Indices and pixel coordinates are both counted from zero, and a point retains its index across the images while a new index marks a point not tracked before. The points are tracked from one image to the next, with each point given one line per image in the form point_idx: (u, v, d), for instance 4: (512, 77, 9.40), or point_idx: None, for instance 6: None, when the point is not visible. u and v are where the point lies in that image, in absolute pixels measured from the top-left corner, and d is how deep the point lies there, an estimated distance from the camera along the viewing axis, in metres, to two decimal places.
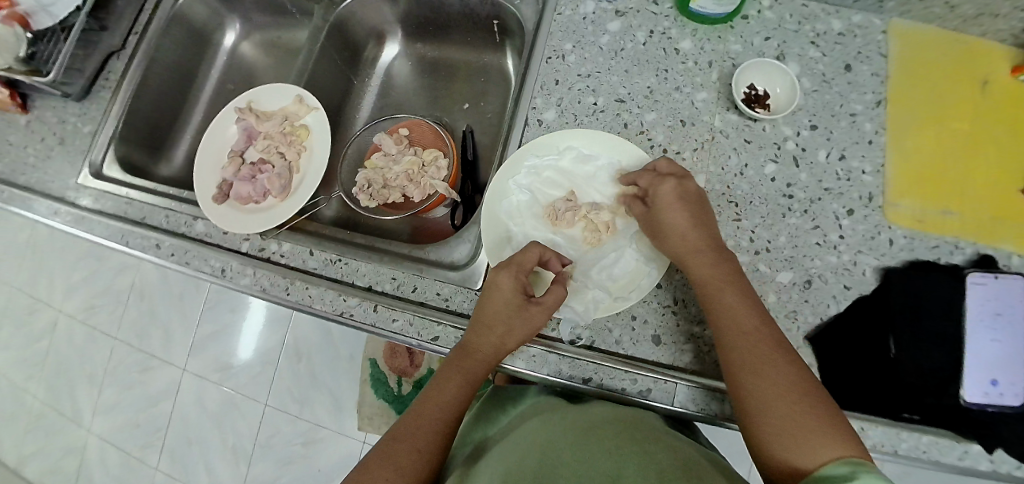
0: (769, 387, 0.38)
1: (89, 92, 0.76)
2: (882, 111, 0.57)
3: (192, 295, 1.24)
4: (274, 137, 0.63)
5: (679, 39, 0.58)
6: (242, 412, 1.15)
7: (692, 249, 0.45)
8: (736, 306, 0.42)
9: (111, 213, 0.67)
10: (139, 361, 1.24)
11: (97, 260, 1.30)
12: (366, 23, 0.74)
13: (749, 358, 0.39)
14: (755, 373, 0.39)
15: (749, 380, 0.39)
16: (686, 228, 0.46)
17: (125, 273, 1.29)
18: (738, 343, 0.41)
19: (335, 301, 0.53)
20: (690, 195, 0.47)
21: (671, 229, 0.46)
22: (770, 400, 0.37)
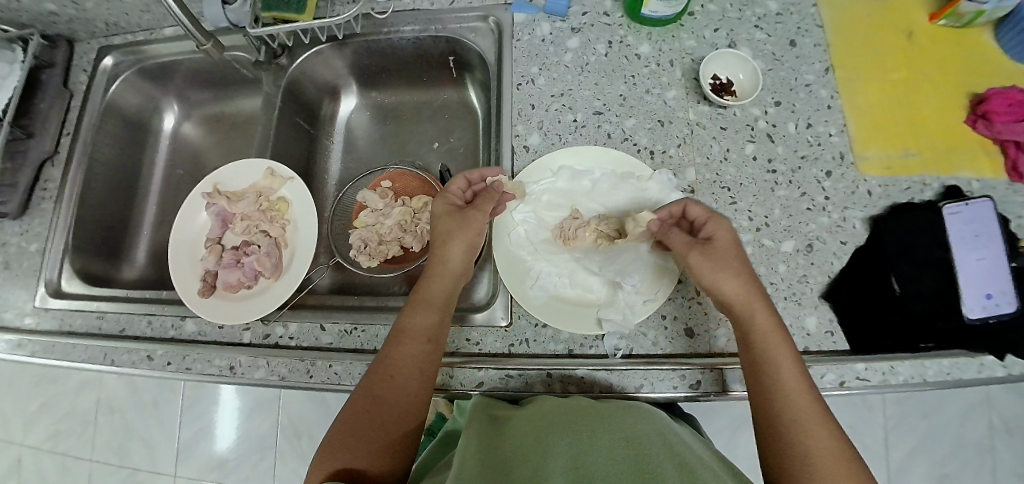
0: (819, 450, 0.38)
1: (27, 207, 0.69)
2: (832, 76, 0.62)
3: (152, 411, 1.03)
4: (252, 216, 0.60)
5: (638, 45, 0.60)
6: None
7: (750, 305, 0.44)
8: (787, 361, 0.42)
9: (84, 334, 0.61)
10: None
11: (24, 383, 1.06)
12: (318, 80, 0.69)
13: (801, 417, 0.39)
14: (809, 433, 0.39)
15: (800, 439, 0.39)
16: (739, 283, 0.44)
17: (63, 394, 1.05)
18: (789, 402, 0.40)
19: (364, 373, 0.50)
20: (738, 249, 0.47)
21: (727, 279, 0.44)
22: (814, 466, 0.38)
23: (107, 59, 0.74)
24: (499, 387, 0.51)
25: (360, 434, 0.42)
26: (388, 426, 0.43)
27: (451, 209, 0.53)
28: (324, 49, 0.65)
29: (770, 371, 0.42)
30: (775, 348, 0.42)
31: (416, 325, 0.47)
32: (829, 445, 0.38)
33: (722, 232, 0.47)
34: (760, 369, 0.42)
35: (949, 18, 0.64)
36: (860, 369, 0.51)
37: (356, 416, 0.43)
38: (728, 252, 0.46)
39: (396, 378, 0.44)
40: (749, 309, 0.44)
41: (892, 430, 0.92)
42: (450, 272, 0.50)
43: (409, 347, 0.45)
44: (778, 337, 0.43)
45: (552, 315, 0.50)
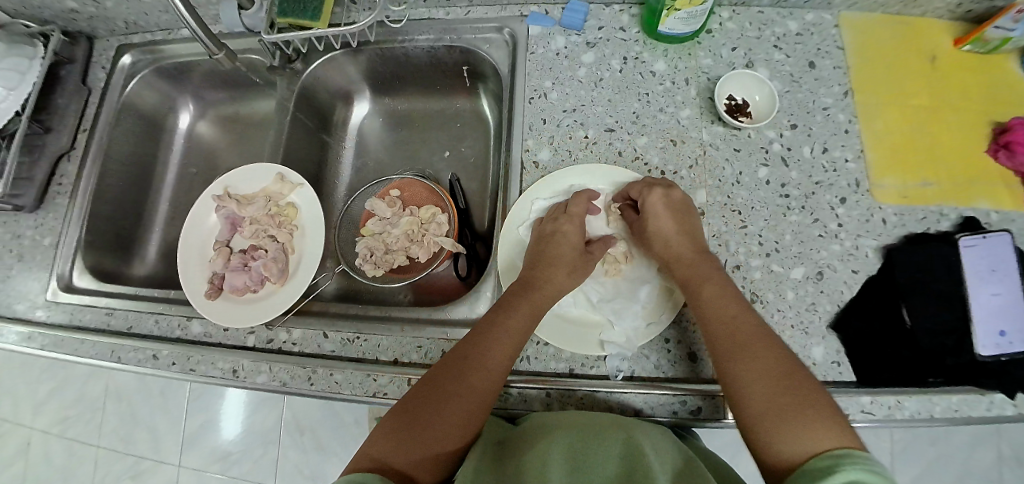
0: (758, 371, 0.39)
1: (42, 201, 0.70)
2: (850, 100, 0.61)
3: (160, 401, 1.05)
4: (260, 220, 0.60)
5: (653, 62, 0.59)
6: None
7: (674, 249, 0.49)
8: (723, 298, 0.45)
9: (93, 330, 0.62)
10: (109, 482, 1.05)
11: (35, 369, 1.08)
12: (331, 85, 0.70)
13: (741, 344, 0.41)
14: (749, 361, 0.40)
15: (742, 367, 0.40)
16: (674, 223, 0.49)
17: (74, 381, 1.07)
18: (729, 333, 0.42)
19: (364, 383, 0.50)
20: (680, 199, 0.51)
21: (662, 224, 0.49)
22: (761, 390, 0.38)
23: (125, 57, 0.75)
24: (499, 404, 0.50)
25: (423, 412, 0.41)
26: (453, 415, 0.41)
27: (578, 240, 0.51)
28: (338, 56, 0.65)
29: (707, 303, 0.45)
30: (707, 283, 0.46)
31: (518, 315, 0.46)
32: (775, 373, 0.38)
33: (660, 185, 0.51)
34: (702, 303, 0.45)
35: (974, 44, 0.63)
36: (867, 402, 0.50)
37: (426, 391, 0.42)
38: (664, 211, 0.50)
39: (480, 364, 0.43)
40: (677, 262, 0.49)
41: (898, 456, 0.90)
42: (557, 281, 0.49)
43: (499, 335, 0.44)
44: (712, 274, 0.46)
45: (554, 334, 0.50)
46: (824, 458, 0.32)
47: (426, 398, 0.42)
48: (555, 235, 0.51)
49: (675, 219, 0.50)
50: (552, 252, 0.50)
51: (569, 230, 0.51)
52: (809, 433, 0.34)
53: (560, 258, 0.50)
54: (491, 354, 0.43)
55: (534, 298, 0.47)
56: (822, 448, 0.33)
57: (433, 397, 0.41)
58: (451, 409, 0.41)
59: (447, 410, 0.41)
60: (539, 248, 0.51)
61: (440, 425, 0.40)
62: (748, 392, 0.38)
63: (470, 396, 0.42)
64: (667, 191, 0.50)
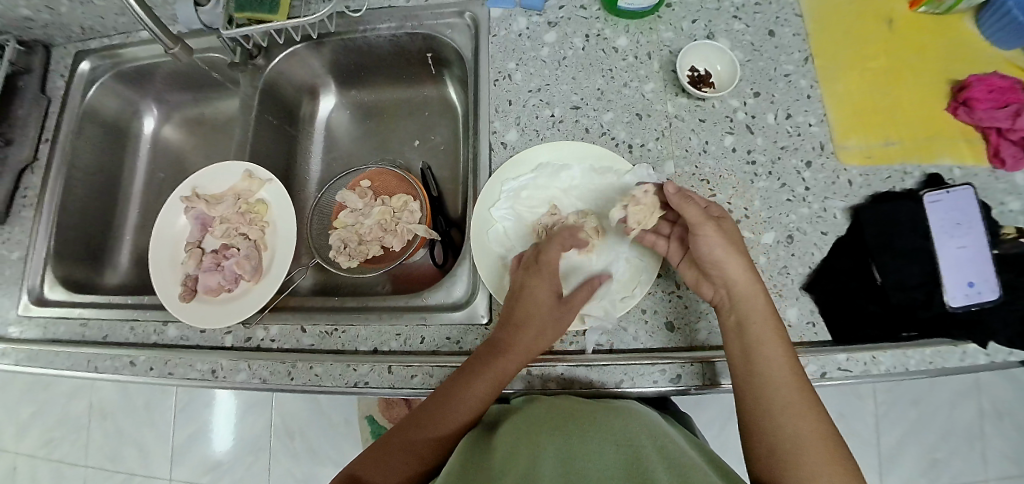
0: (807, 431, 0.39)
1: (8, 215, 0.69)
2: (811, 66, 0.62)
3: (146, 417, 1.03)
4: (230, 219, 0.59)
5: (615, 38, 0.60)
6: None
7: (753, 290, 0.45)
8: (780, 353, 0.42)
9: (67, 341, 0.61)
10: None
11: (15, 392, 1.06)
12: (296, 80, 0.69)
13: (792, 402, 0.40)
14: (802, 419, 0.40)
15: (783, 426, 0.40)
16: (743, 267, 0.45)
17: (57, 402, 1.05)
18: (780, 393, 0.41)
19: (344, 373, 0.50)
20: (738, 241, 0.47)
21: (732, 262, 0.45)
22: (805, 452, 0.39)
23: (84, 64, 0.73)
24: None
25: (402, 446, 0.44)
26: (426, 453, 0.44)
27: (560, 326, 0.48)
28: (300, 49, 0.65)
29: (764, 353, 0.42)
30: (770, 336, 0.43)
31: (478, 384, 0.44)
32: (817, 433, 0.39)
33: (725, 223, 0.48)
34: (754, 353, 0.43)
35: (929, 5, 0.64)
36: (842, 360, 0.51)
37: (410, 427, 0.45)
38: (732, 234, 0.47)
39: (447, 422, 0.44)
40: (744, 297, 0.45)
41: (881, 417, 0.92)
42: (519, 344, 0.46)
43: (464, 395, 0.44)
44: (773, 330, 0.44)
45: None
46: None
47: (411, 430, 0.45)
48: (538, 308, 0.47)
49: (740, 250, 0.46)
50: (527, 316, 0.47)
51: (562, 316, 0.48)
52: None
53: (522, 320, 0.46)
54: (460, 409, 0.44)
55: (502, 355, 0.45)
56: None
57: (413, 437, 0.44)
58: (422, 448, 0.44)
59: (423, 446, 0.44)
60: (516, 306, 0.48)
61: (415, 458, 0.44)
62: (788, 451, 0.39)
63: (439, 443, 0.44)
64: (733, 228, 0.48)
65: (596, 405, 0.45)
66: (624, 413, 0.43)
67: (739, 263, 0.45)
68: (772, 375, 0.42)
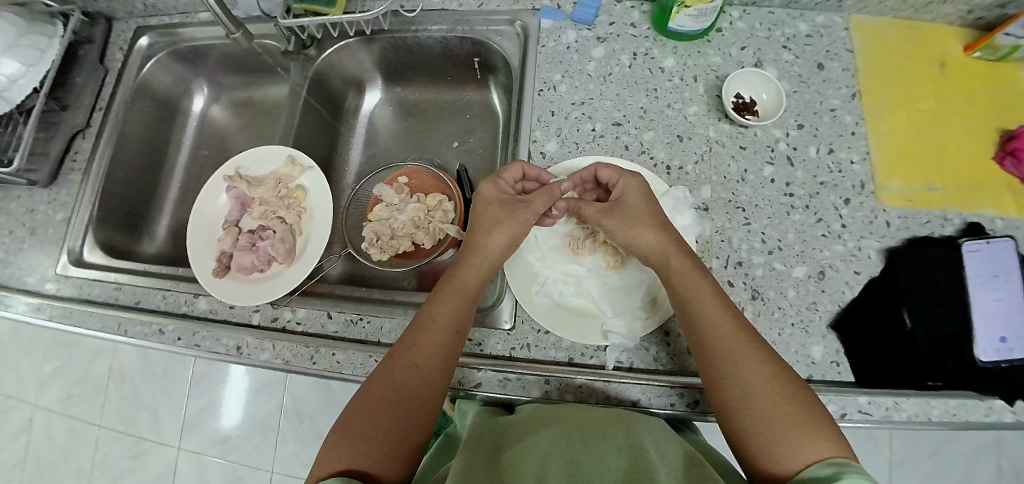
0: (752, 381, 0.39)
1: (57, 177, 0.72)
2: (858, 102, 0.62)
3: (162, 384, 1.05)
4: (270, 202, 0.61)
5: (662, 58, 0.60)
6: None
7: (665, 252, 0.47)
8: (709, 302, 0.43)
9: (101, 304, 0.63)
10: (108, 466, 1.06)
11: (40, 347, 1.09)
12: (344, 72, 0.70)
13: (733, 352, 0.40)
14: (745, 367, 0.40)
15: (728, 379, 0.40)
16: (654, 233, 0.47)
17: (81, 360, 1.08)
18: (720, 342, 0.41)
19: (366, 364, 0.51)
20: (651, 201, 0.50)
21: (641, 233, 0.48)
22: (755, 399, 0.38)
23: (142, 39, 0.76)
24: (497, 388, 0.50)
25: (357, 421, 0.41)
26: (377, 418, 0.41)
27: (513, 223, 0.50)
28: (352, 43, 0.66)
29: (693, 307, 0.43)
30: (699, 288, 0.44)
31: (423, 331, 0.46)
32: (766, 378, 0.39)
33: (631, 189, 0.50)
34: (687, 307, 0.44)
35: (984, 50, 0.63)
36: (864, 402, 0.50)
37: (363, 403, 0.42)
38: (639, 206, 0.49)
39: (395, 374, 0.43)
40: (665, 258, 0.47)
41: (896, 466, 0.90)
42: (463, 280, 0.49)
43: (422, 346, 0.45)
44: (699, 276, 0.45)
45: (552, 319, 0.51)
46: (824, 469, 0.33)
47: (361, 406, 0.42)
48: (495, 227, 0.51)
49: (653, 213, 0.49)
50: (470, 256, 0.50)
51: (523, 216, 0.51)
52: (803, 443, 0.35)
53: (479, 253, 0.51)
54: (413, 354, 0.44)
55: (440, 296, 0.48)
56: (816, 461, 0.34)
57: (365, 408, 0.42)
58: (392, 422, 0.41)
59: (374, 415, 0.41)
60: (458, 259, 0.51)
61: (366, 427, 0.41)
62: (743, 410, 0.38)
63: (406, 406, 0.42)
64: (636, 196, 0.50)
65: (606, 415, 0.44)
66: (634, 425, 0.43)
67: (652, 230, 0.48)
68: (702, 323, 0.43)
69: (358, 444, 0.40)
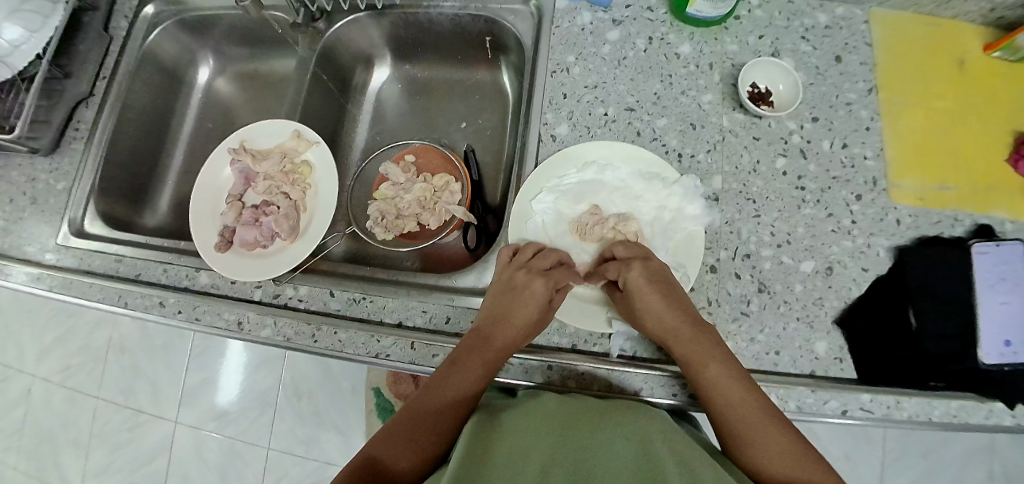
0: (782, 462, 0.38)
1: (59, 146, 0.71)
2: (875, 97, 0.61)
3: (163, 356, 1.06)
4: (274, 176, 0.60)
5: (678, 44, 0.59)
6: (236, 470, 1.01)
7: (672, 333, 0.45)
8: (723, 382, 0.42)
9: (102, 274, 0.63)
10: (105, 437, 1.06)
11: (42, 316, 1.11)
12: (353, 48, 0.69)
13: (755, 434, 0.40)
14: (764, 450, 0.39)
15: (755, 461, 0.39)
16: (665, 309, 0.46)
17: (83, 329, 1.09)
18: (739, 429, 0.41)
19: (368, 342, 0.51)
20: (658, 273, 0.48)
21: (648, 315, 0.46)
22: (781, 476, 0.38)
23: (148, 7, 0.74)
24: (500, 372, 0.50)
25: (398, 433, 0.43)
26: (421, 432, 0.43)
27: (542, 299, 0.48)
28: (363, 18, 0.65)
29: (708, 392, 0.43)
30: (706, 371, 0.43)
31: (471, 365, 0.46)
32: (790, 457, 0.38)
33: (635, 269, 0.48)
34: (705, 396, 0.43)
35: (1005, 50, 0.61)
36: (866, 400, 0.50)
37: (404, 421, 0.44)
38: (651, 290, 0.46)
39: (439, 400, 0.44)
40: (670, 343, 0.46)
41: (887, 464, 0.91)
42: (510, 334, 0.47)
43: (451, 393, 0.45)
44: (716, 353, 0.44)
45: (557, 304, 0.50)
46: None
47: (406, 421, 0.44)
48: (522, 302, 0.48)
49: (662, 292, 0.47)
50: (499, 334, 0.47)
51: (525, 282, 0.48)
52: None
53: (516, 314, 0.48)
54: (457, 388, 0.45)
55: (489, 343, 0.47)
56: None
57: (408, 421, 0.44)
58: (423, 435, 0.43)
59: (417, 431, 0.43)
60: (484, 331, 0.47)
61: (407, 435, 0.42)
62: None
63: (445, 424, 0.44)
64: (639, 273, 0.47)
65: (604, 402, 0.43)
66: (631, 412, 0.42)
67: (655, 311, 0.46)
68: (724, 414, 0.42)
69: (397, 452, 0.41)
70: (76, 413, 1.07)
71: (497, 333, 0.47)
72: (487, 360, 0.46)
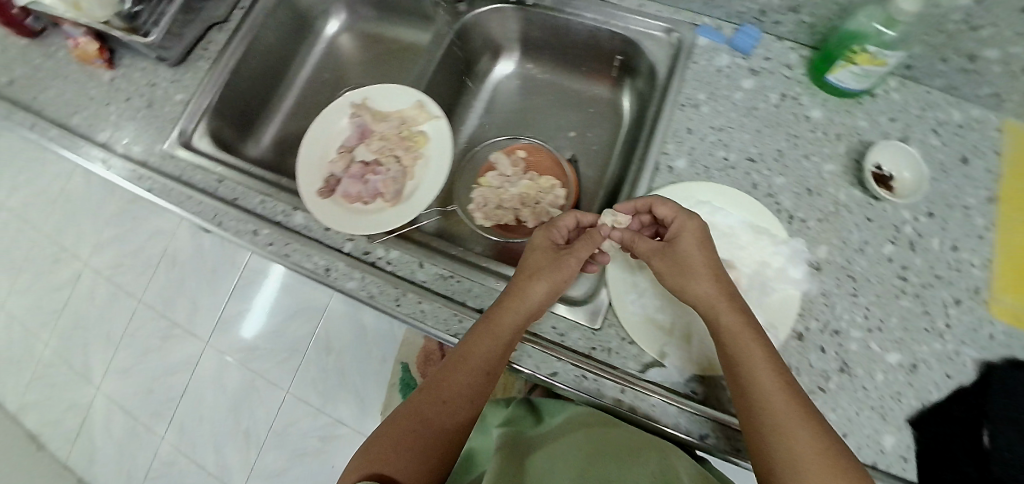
0: (797, 457, 0.35)
1: (185, 60, 0.74)
2: (994, 208, 0.58)
3: (208, 278, 1.09)
4: (390, 139, 0.62)
5: (810, 108, 0.59)
6: (256, 399, 1.03)
7: (715, 303, 0.43)
8: (761, 361, 0.40)
9: (201, 189, 0.65)
10: (137, 337, 1.10)
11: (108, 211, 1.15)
12: (487, 35, 0.70)
13: (780, 423, 0.36)
14: (790, 441, 0.35)
15: (774, 447, 0.36)
16: (708, 280, 0.44)
17: (141, 233, 1.13)
18: (763, 409, 0.37)
19: (449, 321, 0.51)
20: (708, 244, 0.46)
21: (699, 282, 0.44)
22: (800, 473, 0.34)
23: None
24: (573, 384, 0.49)
25: (407, 429, 0.43)
26: (427, 428, 0.43)
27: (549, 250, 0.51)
28: (507, 9, 0.66)
29: (744, 368, 0.40)
30: (744, 345, 0.41)
31: (476, 347, 0.45)
32: (814, 454, 0.34)
33: (689, 228, 0.47)
34: (738, 374, 0.40)
35: None
36: None
37: (412, 416, 0.44)
38: (694, 250, 0.46)
39: (446, 389, 0.45)
40: (714, 312, 0.43)
41: None
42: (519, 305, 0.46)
43: (455, 381, 0.44)
44: (751, 332, 0.41)
45: (641, 334, 0.50)
46: None
47: (416, 415, 0.44)
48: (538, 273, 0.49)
49: (708, 262, 0.45)
50: (508, 300, 0.47)
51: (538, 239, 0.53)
52: None
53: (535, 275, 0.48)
54: (461, 372, 0.45)
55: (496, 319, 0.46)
56: None
57: (415, 416, 0.44)
58: (428, 432, 0.43)
59: (421, 425, 0.43)
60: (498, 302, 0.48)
61: (413, 433, 0.42)
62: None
63: (449, 416, 0.44)
64: (693, 238, 0.46)
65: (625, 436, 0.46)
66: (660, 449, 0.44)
67: (706, 278, 0.44)
68: (752, 395, 0.38)
69: (402, 449, 0.41)
70: (115, 309, 1.11)
71: (504, 301, 0.47)
72: (496, 339, 0.45)
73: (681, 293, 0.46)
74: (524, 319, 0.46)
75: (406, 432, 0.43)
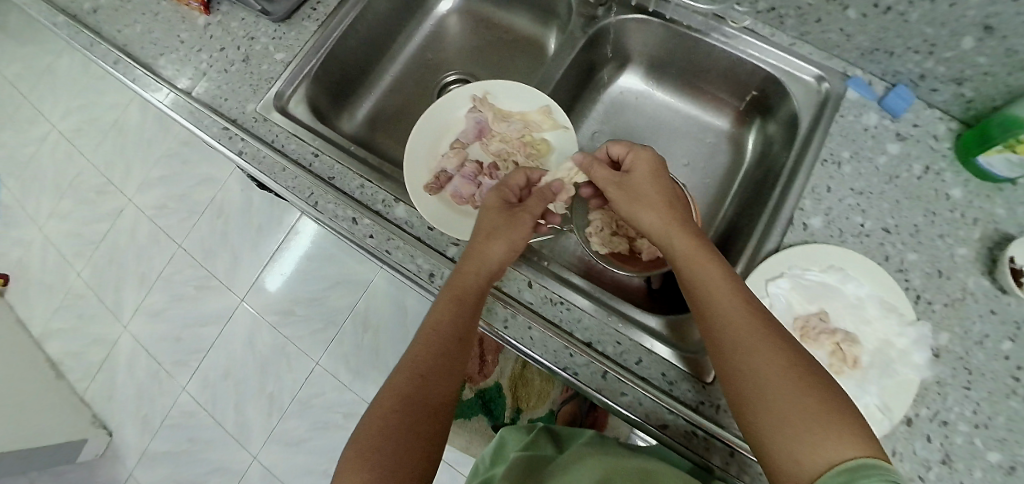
0: (764, 372, 0.36)
1: (291, 17, 0.70)
2: None
3: (264, 239, 1.17)
4: (511, 142, 0.61)
5: (952, 186, 0.55)
6: (292, 364, 1.09)
7: (670, 232, 0.45)
8: (715, 286, 0.41)
9: (294, 161, 0.61)
10: (198, 277, 1.19)
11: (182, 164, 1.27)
12: (620, 45, 0.70)
13: (742, 344, 0.37)
14: (754, 356, 0.37)
15: (739, 366, 0.37)
16: (660, 212, 0.46)
17: (208, 189, 1.24)
18: (723, 329, 0.39)
19: (558, 351, 0.49)
20: (660, 177, 0.49)
21: (647, 211, 0.47)
22: (766, 384, 0.35)
23: None
24: (681, 440, 0.45)
25: (388, 421, 0.40)
26: (400, 416, 0.40)
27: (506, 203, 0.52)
28: (656, 23, 0.64)
29: (701, 298, 0.41)
30: (698, 270, 0.42)
31: (445, 310, 0.45)
32: (778, 367, 0.35)
33: (641, 166, 0.50)
34: (697, 302, 0.42)
35: None
36: None
37: (391, 403, 0.41)
38: (648, 184, 0.48)
39: (420, 368, 0.43)
40: (670, 242, 0.45)
41: None
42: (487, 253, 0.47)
43: (427, 355, 0.44)
44: (704, 259, 0.43)
45: None
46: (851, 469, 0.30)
47: (395, 402, 0.41)
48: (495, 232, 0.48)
49: (662, 195, 0.48)
50: (473, 256, 0.47)
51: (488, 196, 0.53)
52: (820, 439, 0.32)
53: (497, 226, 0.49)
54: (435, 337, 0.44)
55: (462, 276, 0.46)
56: (845, 458, 0.30)
57: (391, 400, 0.41)
58: (401, 419, 0.40)
59: (398, 411, 0.40)
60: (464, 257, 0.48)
61: (392, 422, 0.40)
62: (755, 400, 0.35)
63: (427, 395, 0.42)
64: (648, 174, 0.49)
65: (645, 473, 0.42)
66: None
67: (656, 209, 0.47)
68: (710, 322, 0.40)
69: (383, 443, 0.38)
70: (183, 249, 1.22)
71: (468, 256, 0.47)
72: (467, 292, 0.45)
73: (639, 225, 0.48)
74: (489, 276, 0.46)
75: (385, 423, 0.40)
